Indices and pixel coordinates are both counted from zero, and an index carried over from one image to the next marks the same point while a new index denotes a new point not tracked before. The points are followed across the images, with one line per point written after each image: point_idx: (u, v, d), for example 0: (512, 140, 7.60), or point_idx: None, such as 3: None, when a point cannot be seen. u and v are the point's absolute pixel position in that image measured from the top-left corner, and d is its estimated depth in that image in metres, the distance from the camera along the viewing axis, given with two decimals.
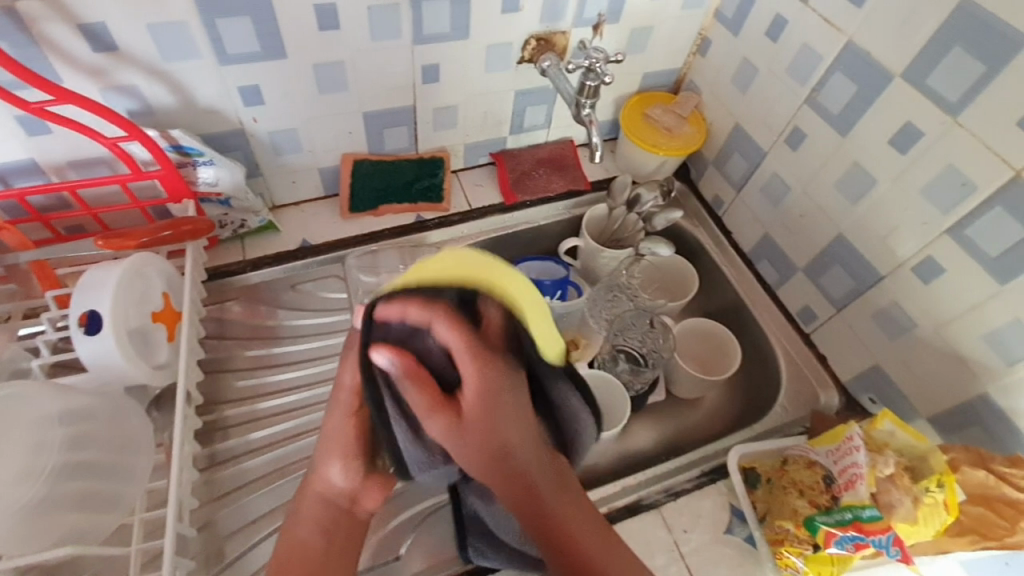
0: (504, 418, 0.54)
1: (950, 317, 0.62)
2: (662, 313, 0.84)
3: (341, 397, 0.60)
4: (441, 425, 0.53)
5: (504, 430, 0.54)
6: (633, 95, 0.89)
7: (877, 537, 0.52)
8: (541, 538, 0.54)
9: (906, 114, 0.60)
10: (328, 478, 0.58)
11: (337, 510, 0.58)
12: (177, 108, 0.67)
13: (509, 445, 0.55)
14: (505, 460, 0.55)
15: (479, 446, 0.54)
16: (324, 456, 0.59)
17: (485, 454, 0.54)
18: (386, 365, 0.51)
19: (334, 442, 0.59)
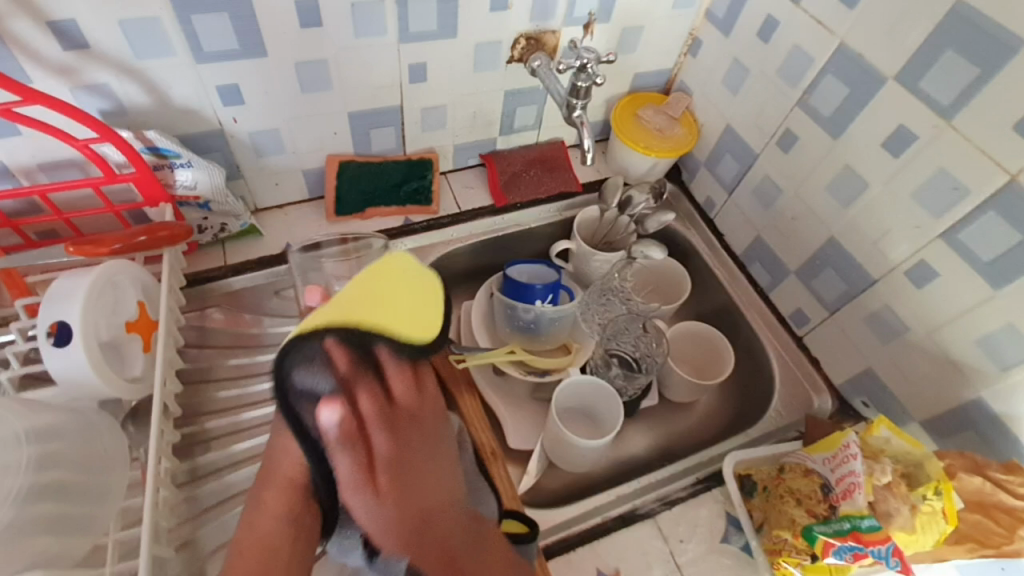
0: (411, 486, 0.54)
1: (943, 320, 0.61)
2: (655, 316, 0.84)
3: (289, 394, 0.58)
4: (358, 496, 0.52)
5: (418, 500, 0.54)
6: (623, 96, 0.88)
7: (876, 548, 0.51)
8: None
9: (899, 117, 0.59)
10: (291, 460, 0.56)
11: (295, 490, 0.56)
12: (153, 108, 0.64)
13: (428, 517, 0.54)
14: (422, 527, 0.53)
15: (387, 514, 0.52)
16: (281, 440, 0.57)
17: (395, 527, 0.52)
18: (331, 423, 0.52)
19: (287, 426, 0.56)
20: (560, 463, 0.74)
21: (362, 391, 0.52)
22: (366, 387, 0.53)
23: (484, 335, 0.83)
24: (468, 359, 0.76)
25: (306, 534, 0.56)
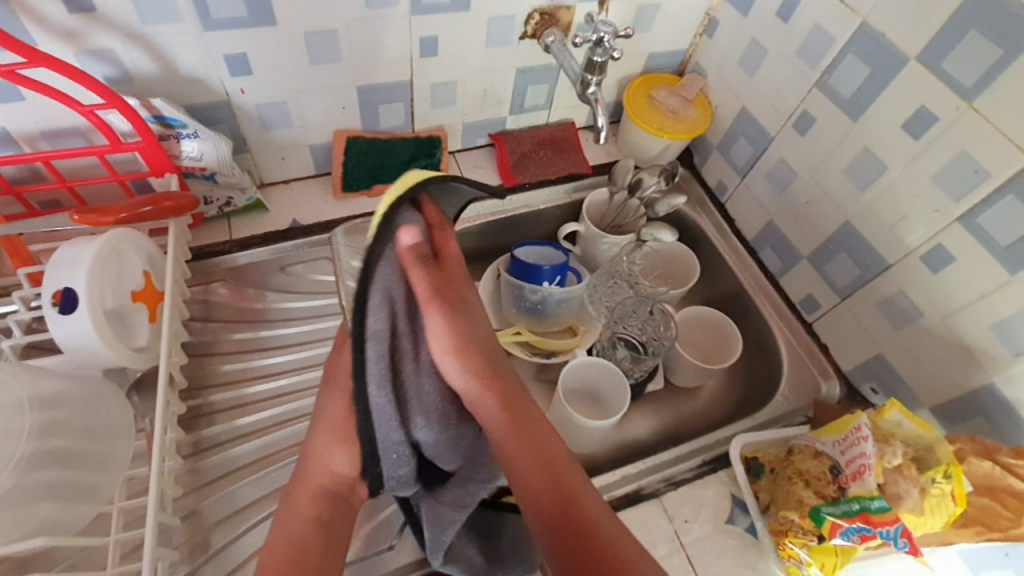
0: (475, 321, 0.52)
1: (957, 306, 0.61)
2: (664, 300, 0.82)
3: (341, 382, 0.51)
4: (435, 316, 0.48)
5: (484, 342, 0.52)
6: (637, 76, 0.86)
7: (885, 529, 0.51)
8: (544, 478, 0.49)
9: (920, 97, 0.58)
10: (332, 467, 0.50)
11: (335, 499, 0.51)
12: (160, 76, 0.63)
13: (498, 365, 0.53)
14: (489, 367, 0.51)
15: (460, 343, 0.50)
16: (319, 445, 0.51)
17: (476, 362, 0.50)
18: (410, 245, 0.48)
19: (336, 420, 0.50)
20: (564, 443, 0.74)
21: (446, 236, 0.53)
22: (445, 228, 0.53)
23: (490, 315, 0.83)
24: None
25: (336, 537, 0.51)
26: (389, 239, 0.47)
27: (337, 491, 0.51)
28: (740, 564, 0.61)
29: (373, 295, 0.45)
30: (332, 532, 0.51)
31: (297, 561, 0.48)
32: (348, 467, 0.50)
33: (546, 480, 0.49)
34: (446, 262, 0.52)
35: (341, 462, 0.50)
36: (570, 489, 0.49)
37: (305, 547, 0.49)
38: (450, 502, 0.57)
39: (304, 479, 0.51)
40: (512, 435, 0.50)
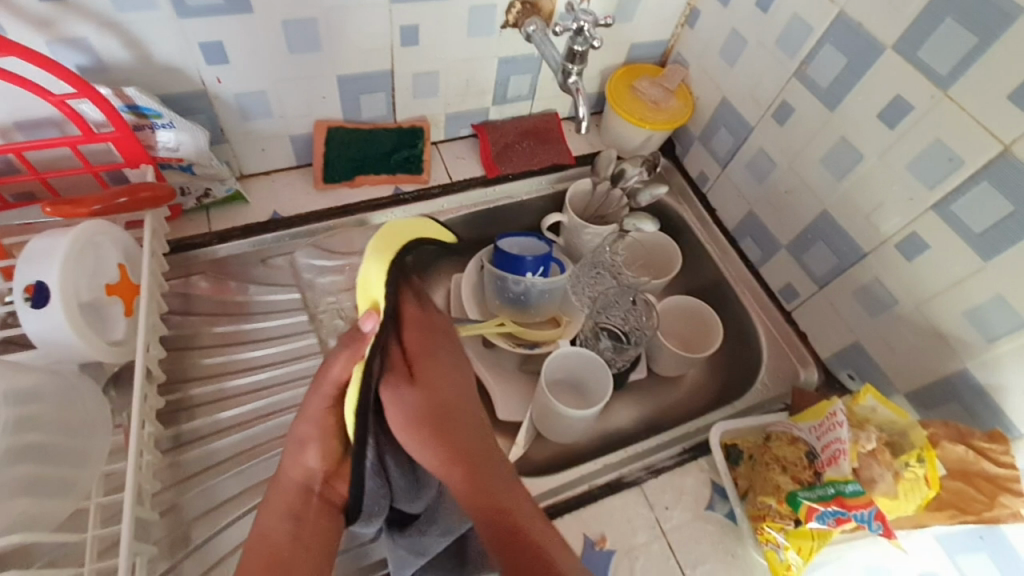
0: (439, 374, 0.57)
1: (932, 294, 0.62)
2: (646, 291, 0.83)
3: (323, 386, 0.54)
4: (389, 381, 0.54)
5: (443, 396, 0.55)
6: (619, 67, 0.86)
7: (859, 512, 0.53)
8: (487, 511, 0.50)
9: (896, 87, 0.59)
10: (303, 463, 0.54)
11: (310, 497, 0.54)
12: (134, 64, 0.62)
13: (454, 414, 0.55)
14: (445, 424, 0.54)
15: (418, 412, 0.54)
16: (297, 442, 0.55)
17: (421, 412, 0.54)
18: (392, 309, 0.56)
19: (317, 427, 0.55)
20: (547, 432, 0.75)
21: (415, 299, 0.59)
22: (412, 292, 0.59)
23: (474, 307, 0.83)
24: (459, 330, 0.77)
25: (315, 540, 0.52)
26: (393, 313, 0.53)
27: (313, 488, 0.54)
28: (718, 549, 0.62)
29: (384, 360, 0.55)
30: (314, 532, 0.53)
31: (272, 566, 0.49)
32: (318, 462, 0.55)
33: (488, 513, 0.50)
34: (411, 327, 0.57)
35: (313, 460, 0.54)
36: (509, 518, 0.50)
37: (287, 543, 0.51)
38: (411, 547, 0.58)
39: (280, 499, 0.54)
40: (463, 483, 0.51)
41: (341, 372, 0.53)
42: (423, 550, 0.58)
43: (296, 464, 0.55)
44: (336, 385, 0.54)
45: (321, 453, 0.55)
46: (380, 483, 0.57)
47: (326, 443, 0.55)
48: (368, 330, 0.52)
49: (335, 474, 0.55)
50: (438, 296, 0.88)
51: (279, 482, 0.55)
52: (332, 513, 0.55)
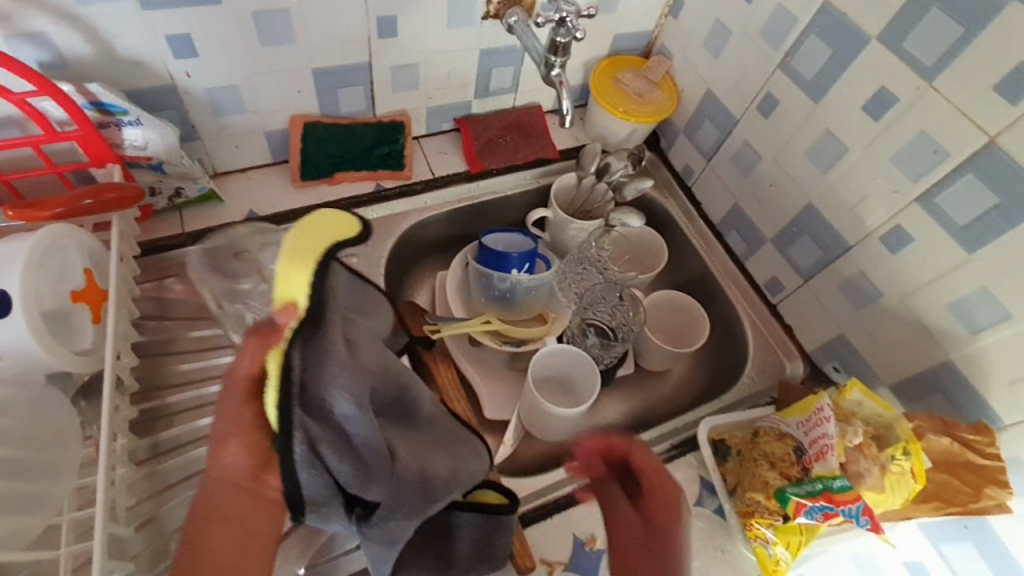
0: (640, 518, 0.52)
1: (917, 286, 0.62)
2: (632, 285, 0.83)
3: (235, 376, 0.43)
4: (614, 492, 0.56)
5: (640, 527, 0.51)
6: (603, 58, 0.85)
7: (847, 507, 0.52)
8: None
9: (881, 78, 0.59)
10: (225, 463, 0.41)
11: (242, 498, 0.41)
12: (97, 58, 0.59)
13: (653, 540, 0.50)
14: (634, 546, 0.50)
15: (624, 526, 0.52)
16: (215, 438, 0.42)
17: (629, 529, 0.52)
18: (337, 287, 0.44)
19: (235, 421, 0.42)
20: (534, 431, 0.74)
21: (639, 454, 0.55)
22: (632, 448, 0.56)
23: (459, 305, 0.82)
24: (444, 330, 0.75)
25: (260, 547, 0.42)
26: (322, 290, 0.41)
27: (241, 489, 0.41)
28: (708, 545, 0.62)
29: (315, 343, 0.42)
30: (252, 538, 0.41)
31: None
32: (241, 460, 0.41)
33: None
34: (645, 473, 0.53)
35: (234, 459, 0.41)
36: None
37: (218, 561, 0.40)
38: (379, 537, 0.48)
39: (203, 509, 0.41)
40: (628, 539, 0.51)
41: (251, 364, 0.42)
42: (391, 537, 0.49)
43: (215, 464, 0.41)
44: (250, 376, 0.42)
45: (245, 450, 0.41)
46: (324, 476, 0.42)
47: (248, 436, 0.42)
48: (283, 324, 0.41)
49: (266, 467, 0.41)
50: (422, 294, 0.87)
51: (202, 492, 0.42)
52: (273, 513, 0.42)
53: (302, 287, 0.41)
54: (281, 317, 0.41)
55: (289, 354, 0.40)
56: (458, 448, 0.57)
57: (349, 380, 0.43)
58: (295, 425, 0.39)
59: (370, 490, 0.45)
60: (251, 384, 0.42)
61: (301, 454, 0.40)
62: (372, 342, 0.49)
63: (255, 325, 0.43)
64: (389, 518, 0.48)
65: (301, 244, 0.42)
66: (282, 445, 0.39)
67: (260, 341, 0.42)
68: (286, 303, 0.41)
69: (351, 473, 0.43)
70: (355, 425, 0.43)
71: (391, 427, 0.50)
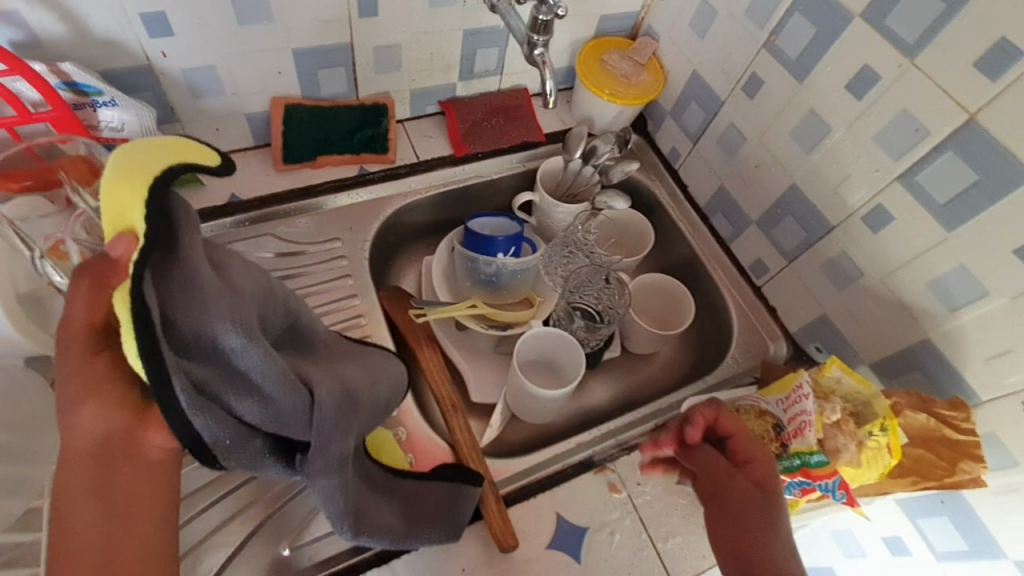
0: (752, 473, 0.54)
1: (897, 265, 0.63)
2: (618, 268, 0.84)
3: (74, 333, 0.39)
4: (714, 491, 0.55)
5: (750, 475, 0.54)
6: (589, 40, 0.85)
7: (824, 482, 0.54)
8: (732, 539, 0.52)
9: (864, 57, 0.59)
10: (83, 428, 0.39)
11: (109, 464, 0.40)
12: (71, 37, 0.57)
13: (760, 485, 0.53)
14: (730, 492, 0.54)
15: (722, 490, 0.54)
16: (63, 411, 0.39)
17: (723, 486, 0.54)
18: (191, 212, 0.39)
19: (87, 380, 0.39)
20: (520, 413, 0.74)
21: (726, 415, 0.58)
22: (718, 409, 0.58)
23: (446, 290, 0.81)
24: (428, 314, 0.75)
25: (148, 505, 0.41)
26: (176, 211, 0.38)
27: (114, 451, 0.40)
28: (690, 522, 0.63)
29: (175, 278, 0.38)
30: (145, 500, 0.41)
31: (115, 563, 0.38)
32: (104, 422, 0.39)
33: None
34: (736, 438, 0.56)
35: (95, 421, 0.39)
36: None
37: (98, 534, 0.38)
38: (324, 467, 0.46)
39: (63, 489, 0.38)
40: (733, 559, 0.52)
41: (89, 310, 0.40)
42: (337, 460, 0.46)
43: (69, 433, 0.39)
44: (93, 326, 0.40)
45: (107, 406, 0.39)
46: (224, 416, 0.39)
47: (104, 395, 0.39)
48: (125, 257, 0.36)
49: (142, 422, 0.41)
50: (409, 279, 0.87)
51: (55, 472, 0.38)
52: (158, 468, 0.42)
53: (140, 210, 0.35)
54: (118, 249, 0.36)
55: (139, 289, 0.34)
56: (365, 356, 0.57)
57: (227, 310, 0.39)
58: (169, 368, 0.35)
59: (290, 426, 0.43)
60: (95, 335, 0.40)
61: (187, 399, 0.36)
62: (248, 265, 0.46)
63: (86, 266, 0.40)
64: (331, 441, 0.45)
65: (130, 163, 0.36)
66: (159, 393, 0.35)
67: (94, 280, 0.39)
68: (122, 230, 0.36)
69: (259, 406, 0.41)
70: (245, 358, 0.40)
71: (292, 357, 0.49)
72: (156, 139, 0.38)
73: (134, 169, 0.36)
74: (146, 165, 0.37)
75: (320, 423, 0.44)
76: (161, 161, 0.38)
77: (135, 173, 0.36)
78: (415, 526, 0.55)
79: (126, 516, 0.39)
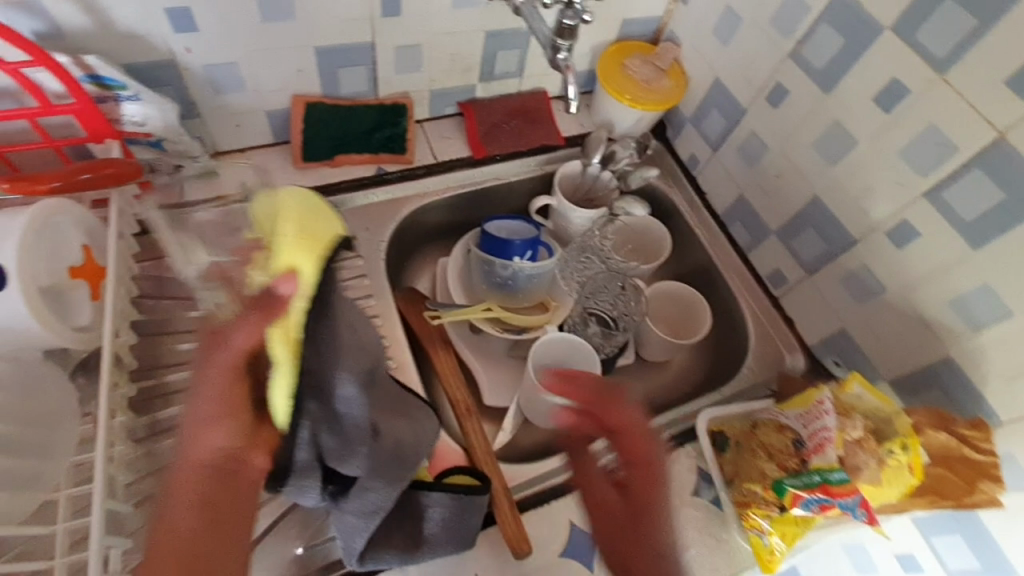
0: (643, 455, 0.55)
1: (919, 281, 0.62)
2: (635, 276, 0.82)
3: (223, 355, 0.43)
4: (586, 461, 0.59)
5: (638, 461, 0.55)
6: (610, 44, 0.84)
7: (843, 499, 0.53)
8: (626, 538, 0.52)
9: (893, 70, 0.58)
10: (210, 442, 0.41)
11: (226, 482, 0.41)
12: (93, 31, 0.58)
13: (639, 456, 0.55)
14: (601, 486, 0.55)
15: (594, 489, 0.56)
16: (197, 421, 0.42)
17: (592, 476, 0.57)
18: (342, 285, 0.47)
19: (220, 400, 0.42)
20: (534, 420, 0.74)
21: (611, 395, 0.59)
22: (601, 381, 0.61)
23: (460, 291, 0.82)
24: (443, 316, 0.75)
25: (235, 528, 0.41)
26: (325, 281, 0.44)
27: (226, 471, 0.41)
28: (705, 534, 0.62)
29: (318, 338, 0.47)
30: (237, 521, 0.41)
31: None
32: (229, 439, 0.42)
33: (629, 568, 0.52)
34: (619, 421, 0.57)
35: (220, 438, 0.42)
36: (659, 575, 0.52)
37: (194, 543, 0.38)
38: (359, 510, 0.53)
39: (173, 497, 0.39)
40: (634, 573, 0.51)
41: (247, 339, 0.42)
42: (370, 508, 0.53)
43: (194, 447, 0.41)
44: (243, 354, 0.43)
45: (235, 426, 0.42)
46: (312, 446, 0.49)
47: (232, 416, 0.42)
48: (288, 295, 0.42)
49: (254, 445, 0.43)
50: (423, 280, 0.86)
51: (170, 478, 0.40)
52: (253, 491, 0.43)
53: (310, 264, 0.42)
54: (282, 286, 0.43)
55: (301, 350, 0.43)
56: (412, 411, 0.59)
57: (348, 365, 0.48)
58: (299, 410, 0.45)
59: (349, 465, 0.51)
60: (241, 364, 0.43)
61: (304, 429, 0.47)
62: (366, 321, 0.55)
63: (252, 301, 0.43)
64: (368, 491, 0.53)
65: (310, 227, 0.44)
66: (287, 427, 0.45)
67: (260, 317, 0.42)
68: (287, 270, 0.43)
69: (334, 441, 0.50)
70: (349, 405, 0.49)
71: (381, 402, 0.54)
72: (324, 209, 0.47)
73: (310, 231, 0.44)
74: (320, 232, 0.44)
75: (374, 466, 0.53)
76: (331, 229, 0.46)
77: (314, 236, 0.44)
78: (420, 546, 0.56)
79: (219, 532, 0.40)
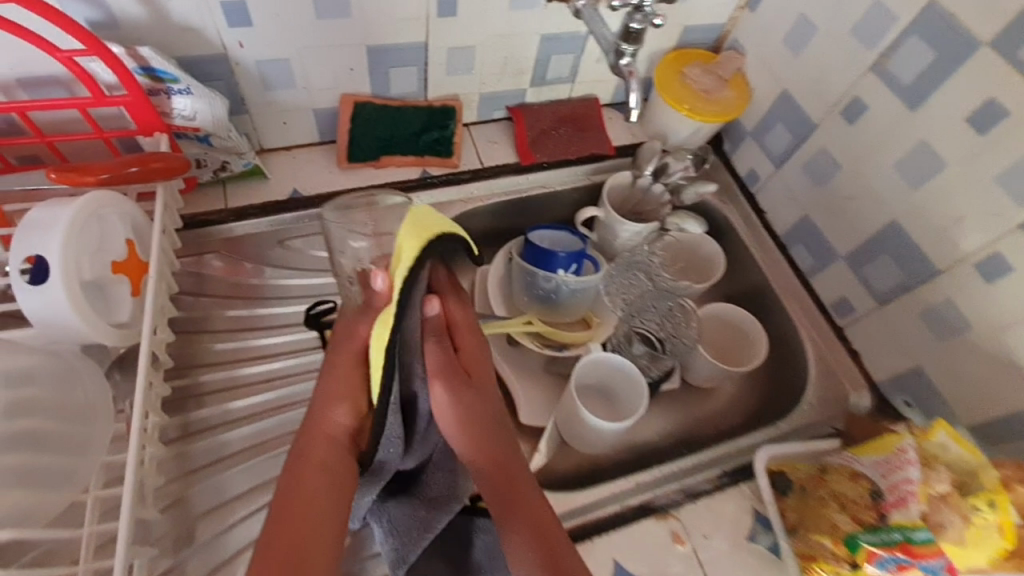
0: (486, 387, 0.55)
1: (1011, 321, 0.56)
2: (684, 295, 0.77)
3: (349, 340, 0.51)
4: (446, 386, 0.52)
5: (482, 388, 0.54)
6: (669, 51, 0.80)
7: (927, 562, 0.48)
8: (484, 456, 0.51)
9: (994, 88, 0.53)
10: (333, 417, 0.49)
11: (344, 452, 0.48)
12: (149, 22, 0.57)
13: (473, 374, 0.55)
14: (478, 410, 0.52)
15: (462, 407, 0.52)
16: (323, 399, 0.50)
17: (463, 402, 0.52)
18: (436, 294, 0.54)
19: (343, 383, 0.49)
20: (573, 441, 0.70)
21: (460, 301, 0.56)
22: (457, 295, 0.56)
23: (501, 303, 0.78)
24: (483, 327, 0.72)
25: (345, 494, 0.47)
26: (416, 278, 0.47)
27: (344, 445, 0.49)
28: None
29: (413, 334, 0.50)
30: (342, 488, 0.47)
31: (307, 528, 0.44)
32: (348, 419, 0.49)
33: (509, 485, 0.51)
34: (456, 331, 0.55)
35: (341, 417, 0.49)
36: (546, 530, 0.49)
37: (312, 497, 0.45)
38: (427, 503, 0.56)
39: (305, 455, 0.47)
40: (524, 539, 0.49)
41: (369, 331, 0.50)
42: (437, 497, 0.56)
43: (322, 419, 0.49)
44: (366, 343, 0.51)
45: (353, 408, 0.49)
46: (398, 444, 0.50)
47: (351, 399, 0.49)
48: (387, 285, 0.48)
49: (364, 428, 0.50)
50: None
51: (303, 440, 0.48)
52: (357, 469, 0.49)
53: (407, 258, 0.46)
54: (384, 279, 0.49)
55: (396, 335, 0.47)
56: None
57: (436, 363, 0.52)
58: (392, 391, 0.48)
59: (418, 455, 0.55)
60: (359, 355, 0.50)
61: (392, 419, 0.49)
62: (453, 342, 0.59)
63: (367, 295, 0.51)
64: (435, 481, 0.56)
65: (419, 225, 0.48)
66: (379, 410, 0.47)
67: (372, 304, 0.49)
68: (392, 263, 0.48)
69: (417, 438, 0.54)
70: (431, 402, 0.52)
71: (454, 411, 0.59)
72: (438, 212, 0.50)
73: (420, 227, 0.48)
74: (426, 229, 0.48)
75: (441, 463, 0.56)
76: (439, 227, 0.49)
77: (420, 231, 0.48)
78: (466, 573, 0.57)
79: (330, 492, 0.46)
